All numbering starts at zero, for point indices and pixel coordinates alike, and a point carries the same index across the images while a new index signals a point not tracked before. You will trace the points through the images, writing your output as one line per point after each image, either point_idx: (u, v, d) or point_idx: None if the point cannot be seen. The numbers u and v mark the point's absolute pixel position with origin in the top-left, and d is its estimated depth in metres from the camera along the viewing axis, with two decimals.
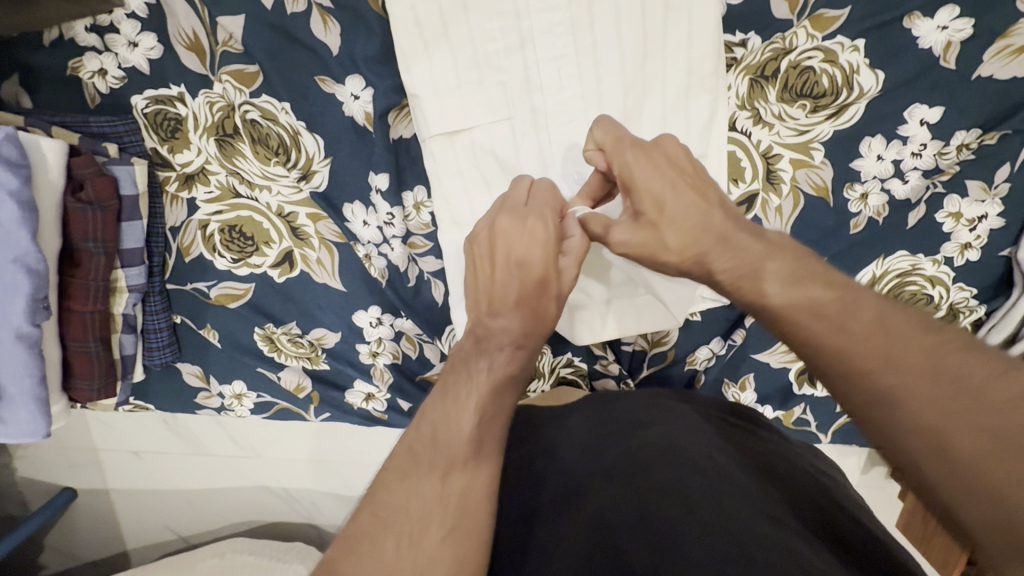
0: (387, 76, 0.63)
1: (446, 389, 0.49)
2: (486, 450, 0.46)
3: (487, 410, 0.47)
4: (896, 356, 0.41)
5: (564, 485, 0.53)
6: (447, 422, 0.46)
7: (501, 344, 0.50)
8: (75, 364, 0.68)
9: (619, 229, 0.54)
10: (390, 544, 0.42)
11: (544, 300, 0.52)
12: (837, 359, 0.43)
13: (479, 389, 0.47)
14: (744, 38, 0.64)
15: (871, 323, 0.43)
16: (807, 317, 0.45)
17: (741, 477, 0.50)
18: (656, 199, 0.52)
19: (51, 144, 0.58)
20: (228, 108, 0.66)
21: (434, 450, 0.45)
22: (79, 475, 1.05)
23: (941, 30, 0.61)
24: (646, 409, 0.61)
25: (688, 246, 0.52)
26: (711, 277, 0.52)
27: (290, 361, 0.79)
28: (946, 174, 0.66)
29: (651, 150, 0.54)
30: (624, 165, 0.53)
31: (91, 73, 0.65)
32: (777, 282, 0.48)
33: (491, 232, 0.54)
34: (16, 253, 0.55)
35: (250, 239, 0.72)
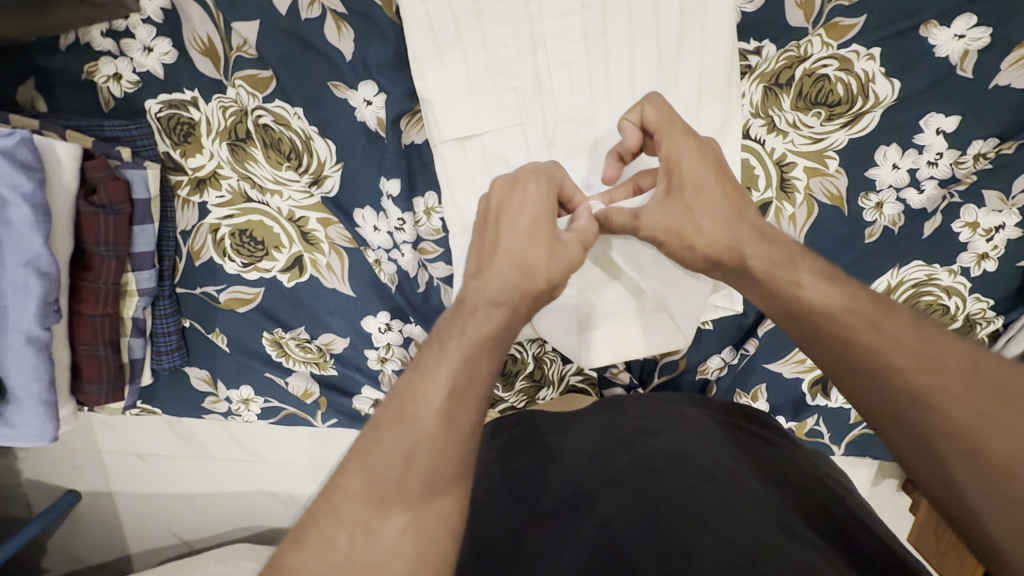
0: (400, 81, 0.63)
1: (418, 361, 0.46)
2: (456, 426, 0.42)
3: (459, 384, 0.44)
4: (932, 360, 0.42)
5: (571, 492, 0.52)
6: (415, 393, 0.43)
7: (479, 309, 0.47)
8: (84, 368, 0.68)
9: (651, 212, 0.53)
10: (344, 538, 0.39)
11: (541, 274, 0.49)
12: (864, 350, 0.44)
13: (451, 360, 0.45)
14: (758, 45, 0.64)
15: (908, 328, 0.45)
16: (844, 316, 0.45)
17: (752, 485, 0.50)
18: (697, 187, 0.52)
19: (66, 147, 0.58)
20: (241, 112, 0.67)
21: (400, 422, 0.43)
22: (82, 478, 1.05)
23: (959, 39, 0.60)
24: (659, 413, 0.60)
25: (723, 232, 0.52)
26: (742, 263, 0.51)
27: (298, 366, 0.78)
28: (963, 183, 0.65)
29: (700, 142, 0.53)
30: (672, 147, 0.52)
31: (107, 77, 0.65)
32: (811, 274, 0.49)
33: (501, 200, 0.51)
34: (29, 256, 0.55)
35: (260, 243, 0.72)
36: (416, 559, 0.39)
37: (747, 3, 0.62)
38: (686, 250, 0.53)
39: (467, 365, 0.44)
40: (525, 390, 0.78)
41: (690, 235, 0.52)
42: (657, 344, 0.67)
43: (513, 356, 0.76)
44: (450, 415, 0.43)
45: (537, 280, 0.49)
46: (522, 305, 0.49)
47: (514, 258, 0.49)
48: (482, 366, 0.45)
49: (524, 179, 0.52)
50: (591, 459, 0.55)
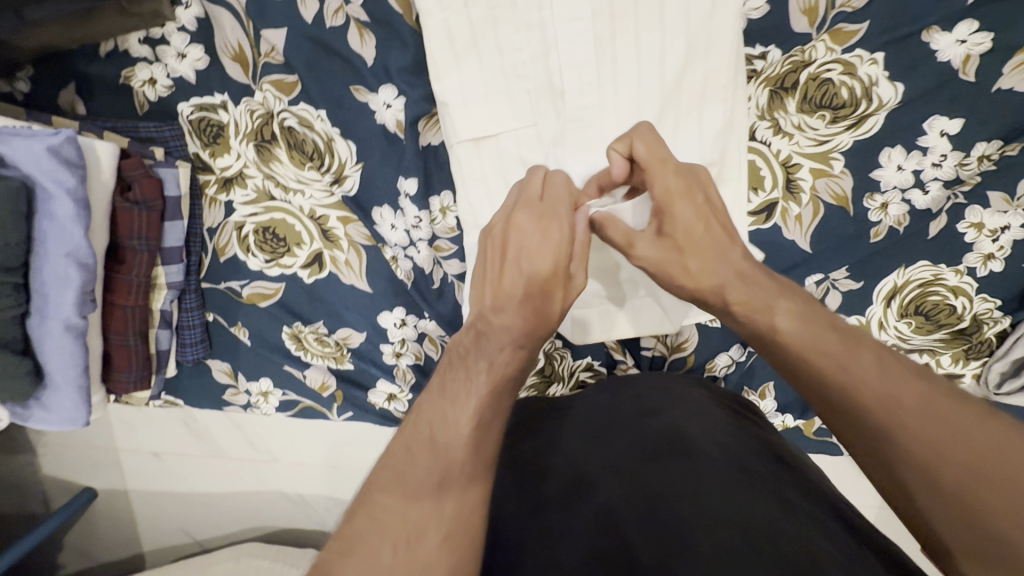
0: (418, 85, 0.66)
1: (440, 390, 0.47)
2: (483, 454, 0.45)
3: (485, 416, 0.45)
4: (895, 399, 0.43)
5: (576, 477, 0.53)
6: (446, 419, 0.45)
7: (501, 344, 0.47)
8: (115, 357, 0.71)
9: (644, 246, 0.54)
10: (388, 549, 0.41)
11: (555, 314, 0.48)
12: (837, 392, 0.45)
13: (478, 392, 0.46)
14: (763, 51, 0.66)
15: (870, 363, 0.45)
16: (812, 355, 0.47)
17: (750, 465, 0.51)
18: (687, 231, 0.52)
19: (105, 146, 0.61)
20: (267, 115, 0.70)
21: (435, 449, 0.44)
22: (100, 474, 1.08)
23: (961, 44, 0.62)
24: (659, 395, 0.62)
25: (708, 274, 0.52)
26: (725, 306, 0.52)
27: (315, 360, 0.81)
28: (967, 184, 0.67)
29: (693, 183, 0.53)
30: (664, 189, 0.52)
31: (142, 81, 0.69)
32: (788, 316, 0.49)
33: (521, 237, 0.49)
34: (70, 247, 0.58)
35: (282, 240, 0.75)
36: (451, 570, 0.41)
37: (753, 10, 0.64)
38: (676, 282, 0.54)
39: (493, 398, 0.46)
40: (536, 385, 0.80)
41: (677, 272, 0.53)
42: (647, 327, 0.69)
43: None
44: (478, 443, 0.45)
45: (547, 319, 0.48)
46: (541, 340, 0.49)
47: (532, 296, 0.47)
48: (503, 399, 0.46)
49: (548, 214, 0.50)
50: (594, 443, 0.57)
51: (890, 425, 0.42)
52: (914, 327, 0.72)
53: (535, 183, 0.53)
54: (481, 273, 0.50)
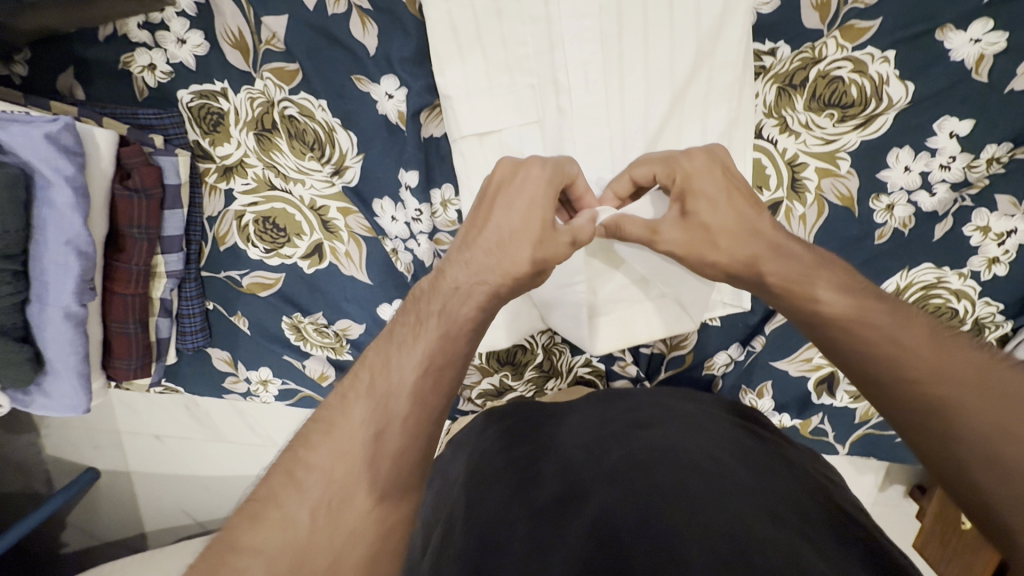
0: (420, 76, 0.65)
1: (389, 337, 0.49)
2: (426, 403, 0.45)
3: (435, 362, 0.47)
4: (947, 369, 0.43)
5: (568, 485, 0.52)
6: (390, 366, 0.46)
7: (468, 285, 0.51)
8: (115, 344, 0.72)
9: (670, 228, 0.56)
10: (305, 517, 0.40)
11: (522, 259, 0.52)
12: (881, 362, 0.46)
13: (430, 337, 0.48)
14: (773, 46, 0.65)
15: (921, 338, 0.46)
16: (858, 327, 0.48)
17: (743, 478, 0.50)
18: (711, 206, 0.54)
19: (104, 134, 0.61)
20: (267, 103, 0.69)
21: (375, 395, 0.45)
22: (102, 456, 1.09)
23: (975, 43, 0.61)
24: (652, 410, 0.62)
25: (742, 247, 0.55)
26: (761, 279, 0.54)
27: (315, 350, 0.81)
28: (974, 187, 0.66)
29: (713, 161, 0.55)
30: (685, 175, 0.55)
31: (141, 67, 0.68)
32: (828, 289, 0.51)
33: (503, 182, 0.54)
34: (69, 236, 0.58)
35: (283, 230, 0.75)
36: (377, 541, 0.41)
37: (763, 4, 0.63)
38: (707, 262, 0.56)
39: (442, 344, 0.48)
40: (534, 380, 0.80)
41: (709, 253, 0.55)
42: (660, 329, 0.68)
43: (523, 346, 0.78)
44: (423, 390, 0.45)
45: (512, 264, 0.52)
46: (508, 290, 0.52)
47: (502, 244, 0.52)
48: (456, 345, 0.48)
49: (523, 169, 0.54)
50: (587, 450, 0.56)
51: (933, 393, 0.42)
52: None
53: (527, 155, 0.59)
54: (468, 223, 0.55)
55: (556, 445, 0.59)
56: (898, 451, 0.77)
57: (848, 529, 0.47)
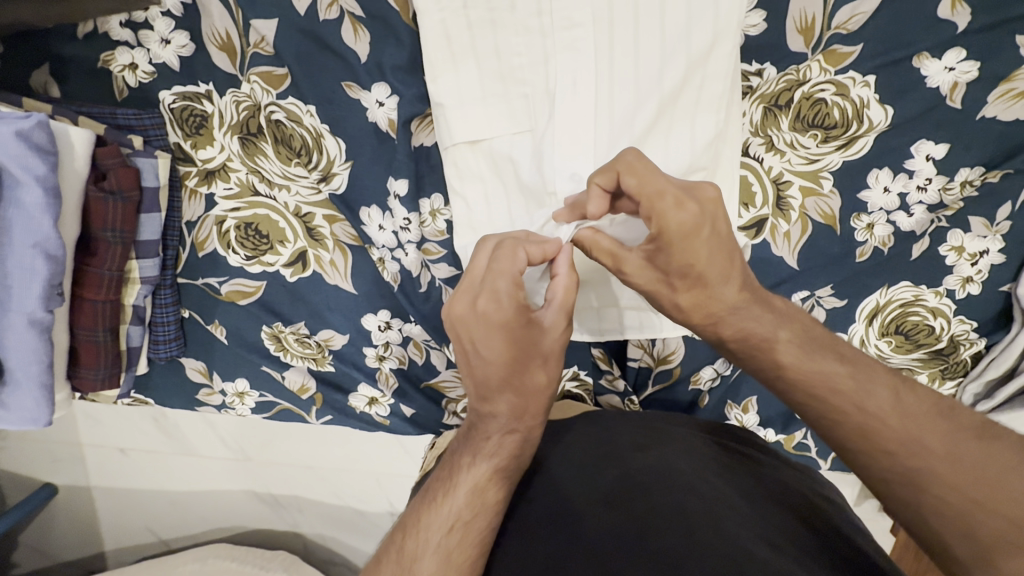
0: (413, 85, 0.65)
1: (428, 491, 0.51)
2: (455, 560, 0.47)
3: (463, 518, 0.48)
4: (917, 440, 0.45)
5: (561, 508, 0.52)
6: (421, 527, 0.48)
7: (492, 432, 0.50)
8: (82, 353, 0.68)
9: (635, 273, 0.52)
10: None
11: (529, 387, 0.49)
12: (856, 433, 0.47)
13: (459, 495, 0.49)
14: (759, 68, 0.66)
15: (887, 403, 0.47)
16: (830, 395, 0.49)
17: (736, 503, 0.50)
18: (686, 265, 0.50)
19: (79, 133, 0.59)
20: (254, 107, 0.68)
21: (403, 559, 0.47)
22: (61, 471, 1.04)
23: (949, 71, 0.63)
24: (641, 428, 0.60)
25: (696, 308, 0.53)
26: (718, 338, 0.53)
27: (295, 361, 0.78)
28: (950, 209, 0.68)
29: (703, 216, 0.48)
30: (662, 226, 0.47)
31: (122, 66, 0.66)
32: (790, 350, 0.51)
33: (469, 324, 0.47)
34: (38, 238, 0.55)
35: (265, 237, 0.73)
36: None
37: (751, 27, 0.65)
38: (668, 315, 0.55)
39: (472, 499, 0.49)
40: None
41: (668, 306, 0.54)
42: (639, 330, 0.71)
43: None
44: (450, 549, 0.47)
45: (524, 395, 0.49)
46: (527, 422, 0.50)
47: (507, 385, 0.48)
48: (486, 496, 0.49)
49: (485, 291, 0.46)
50: (579, 470, 0.56)
51: (910, 464, 0.45)
52: (894, 346, 0.74)
53: (479, 261, 0.48)
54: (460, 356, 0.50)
55: (543, 467, 0.57)
56: None
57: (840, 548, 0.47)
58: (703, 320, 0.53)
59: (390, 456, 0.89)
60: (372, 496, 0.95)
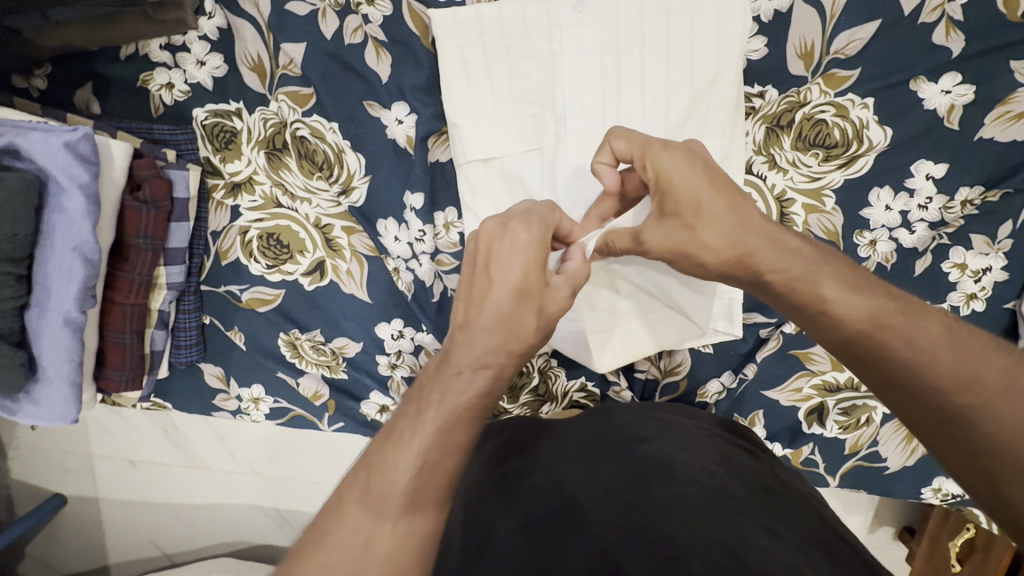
0: (430, 104, 0.68)
1: (390, 426, 0.45)
2: (420, 505, 0.42)
3: (431, 459, 0.43)
4: (971, 372, 0.42)
5: (561, 499, 0.53)
6: (384, 464, 0.43)
7: (464, 367, 0.46)
8: (109, 354, 0.71)
9: (651, 233, 0.53)
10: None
11: (522, 328, 0.46)
12: (903, 364, 0.44)
13: (426, 431, 0.43)
14: (761, 90, 0.69)
15: (939, 338, 0.44)
16: (878, 333, 0.45)
17: (732, 487, 0.53)
18: (693, 202, 0.51)
19: (119, 146, 0.63)
20: (280, 124, 0.72)
21: (366, 499, 0.42)
22: (71, 481, 1.05)
23: (945, 94, 0.66)
24: (643, 423, 0.63)
25: (730, 246, 0.51)
26: (759, 275, 0.51)
27: (309, 368, 0.80)
28: (951, 227, 0.70)
29: (690, 154, 0.51)
30: (659, 170, 0.51)
31: (160, 85, 0.71)
32: (835, 286, 0.48)
33: (490, 244, 0.48)
34: (78, 242, 0.59)
35: (286, 247, 0.76)
36: None
37: (753, 52, 0.68)
38: (698, 261, 0.53)
39: (441, 437, 0.43)
40: (529, 404, 0.80)
41: (694, 250, 0.52)
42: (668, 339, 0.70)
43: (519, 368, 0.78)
44: (417, 491, 0.42)
45: (515, 335, 0.46)
46: (510, 366, 0.47)
47: (503, 318, 0.46)
48: (456, 435, 0.44)
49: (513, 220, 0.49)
50: (582, 464, 0.57)
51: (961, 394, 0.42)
52: None
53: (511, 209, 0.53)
54: (465, 286, 0.48)
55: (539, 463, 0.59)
56: (887, 483, 0.77)
57: (831, 540, 0.49)
58: (732, 259, 0.51)
59: None
60: None
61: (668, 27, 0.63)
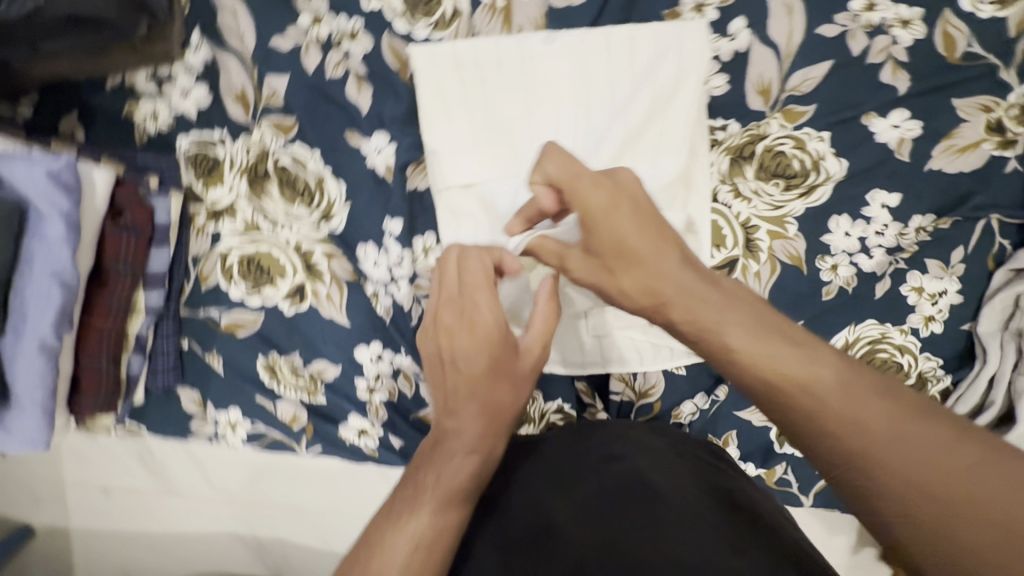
0: (409, 134, 0.71)
1: (387, 513, 0.50)
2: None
3: (426, 540, 0.48)
4: (857, 423, 0.43)
5: (533, 519, 0.55)
6: (381, 550, 0.47)
7: (455, 453, 0.51)
8: (83, 380, 0.70)
9: (576, 264, 0.55)
10: None
11: (498, 400, 0.52)
12: (807, 425, 0.45)
13: (422, 512, 0.49)
14: (724, 123, 0.73)
15: (836, 379, 0.45)
16: (780, 385, 0.45)
17: (710, 512, 0.53)
18: (615, 243, 0.52)
19: (102, 174, 0.64)
20: (262, 152, 0.73)
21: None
22: (40, 510, 1.03)
23: (895, 128, 0.70)
24: (616, 438, 0.62)
25: (645, 293, 0.52)
26: (670, 324, 0.52)
27: (288, 392, 0.81)
28: (907, 252, 0.73)
29: (617, 193, 0.52)
30: (585, 206, 0.52)
31: (145, 115, 0.73)
32: (742, 334, 0.48)
33: (450, 337, 0.53)
34: (56, 268, 0.60)
35: (266, 272, 0.77)
36: None
37: (716, 89, 0.72)
38: (617, 304, 0.55)
39: (436, 513, 0.49)
40: None
41: (615, 293, 0.54)
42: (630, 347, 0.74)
43: None
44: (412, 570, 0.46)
45: (492, 409, 0.52)
46: (495, 436, 0.53)
47: (479, 394, 0.52)
48: (450, 508, 0.49)
49: (468, 304, 0.53)
50: (554, 484, 0.58)
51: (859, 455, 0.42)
52: None
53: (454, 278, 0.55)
54: (437, 376, 0.54)
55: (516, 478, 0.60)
56: None
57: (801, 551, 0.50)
58: (648, 303, 0.52)
59: (375, 492, 0.90)
60: (356, 537, 0.95)
61: (635, 61, 0.67)
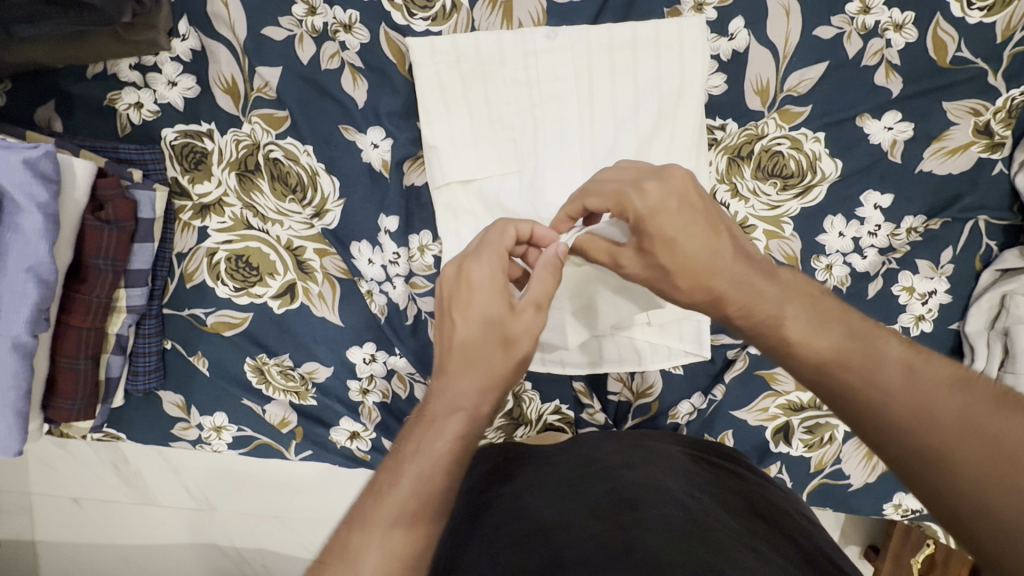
0: (406, 129, 0.70)
1: (385, 465, 0.49)
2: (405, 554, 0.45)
3: (414, 507, 0.46)
4: (925, 409, 0.41)
5: (537, 526, 0.53)
6: (370, 522, 0.46)
7: (449, 412, 0.50)
8: (60, 381, 0.67)
9: (630, 262, 0.52)
10: None
11: (493, 363, 0.50)
12: (855, 400, 0.44)
13: (414, 477, 0.47)
14: (723, 122, 0.73)
15: (896, 373, 0.44)
16: (836, 371, 0.45)
17: (720, 514, 0.52)
18: (666, 242, 0.49)
19: (83, 164, 0.61)
20: (253, 146, 0.71)
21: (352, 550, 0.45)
22: (6, 523, 0.97)
23: (888, 130, 0.71)
24: (628, 447, 0.63)
25: (696, 287, 0.50)
26: (725, 316, 0.51)
27: (277, 395, 0.78)
28: (899, 252, 0.74)
29: (666, 189, 0.48)
30: (635, 212, 0.48)
31: (128, 105, 0.70)
32: (797, 326, 0.48)
33: (451, 292, 0.51)
34: (32, 262, 0.56)
35: (255, 270, 0.74)
36: None
37: (714, 87, 0.72)
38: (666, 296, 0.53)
39: (425, 482, 0.47)
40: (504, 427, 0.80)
41: (664, 288, 0.52)
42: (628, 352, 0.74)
43: None
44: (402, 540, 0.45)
45: (487, 372, 0.50)
46: (490, 399, 0.51)
47: (476, 354, 0.50)
48: (441, 477, 0.48)
49: (472, 258, 0.51)
50: (562, 496, 0.57)
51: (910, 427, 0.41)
52: None
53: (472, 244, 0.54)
54: (438, 331, 0.52)
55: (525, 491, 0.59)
56: (852, 500, 0.80)
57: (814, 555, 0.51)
58: (703, 298, 0.51)
59: None
60: None
61: (636, 58, 0.67)
